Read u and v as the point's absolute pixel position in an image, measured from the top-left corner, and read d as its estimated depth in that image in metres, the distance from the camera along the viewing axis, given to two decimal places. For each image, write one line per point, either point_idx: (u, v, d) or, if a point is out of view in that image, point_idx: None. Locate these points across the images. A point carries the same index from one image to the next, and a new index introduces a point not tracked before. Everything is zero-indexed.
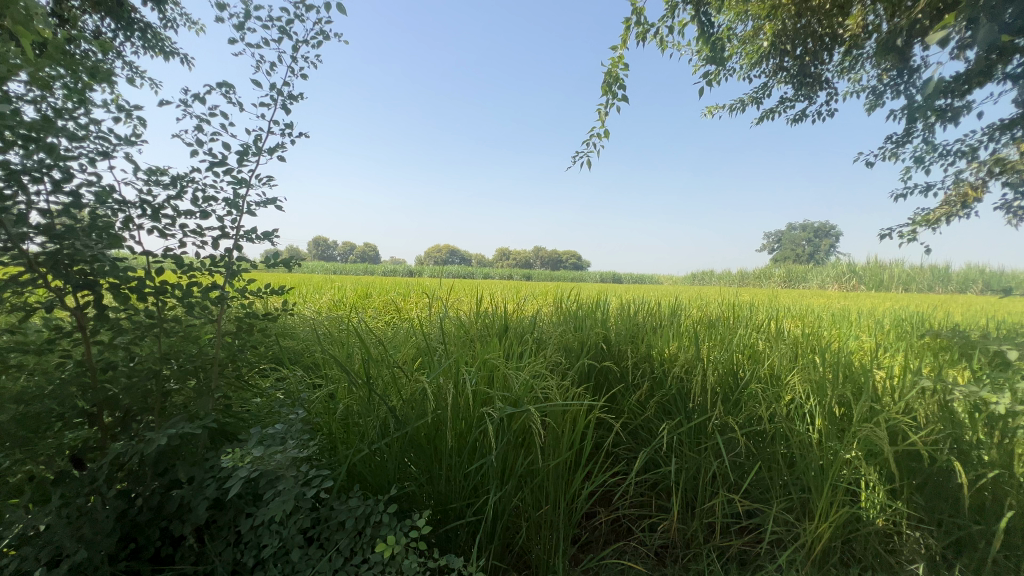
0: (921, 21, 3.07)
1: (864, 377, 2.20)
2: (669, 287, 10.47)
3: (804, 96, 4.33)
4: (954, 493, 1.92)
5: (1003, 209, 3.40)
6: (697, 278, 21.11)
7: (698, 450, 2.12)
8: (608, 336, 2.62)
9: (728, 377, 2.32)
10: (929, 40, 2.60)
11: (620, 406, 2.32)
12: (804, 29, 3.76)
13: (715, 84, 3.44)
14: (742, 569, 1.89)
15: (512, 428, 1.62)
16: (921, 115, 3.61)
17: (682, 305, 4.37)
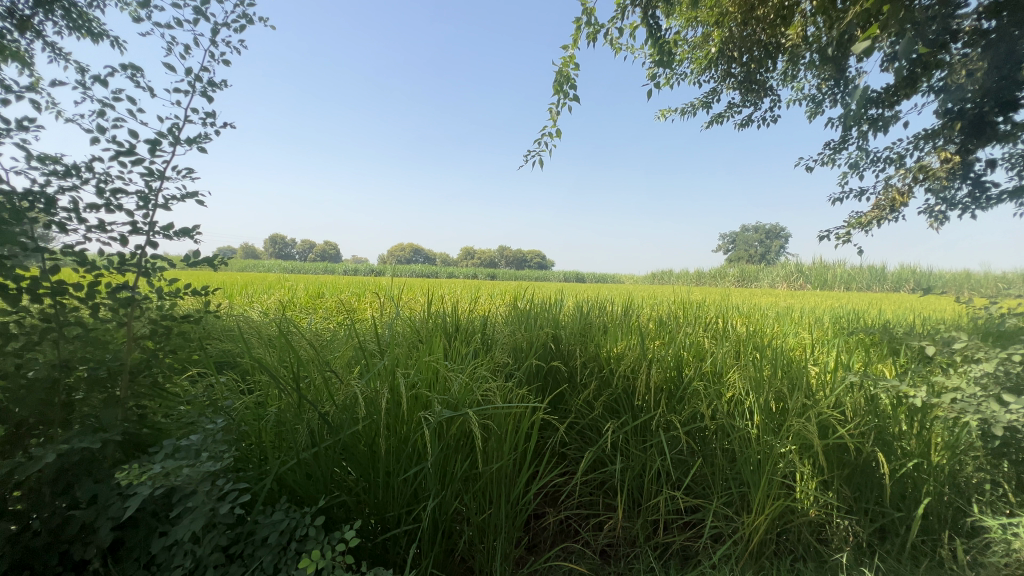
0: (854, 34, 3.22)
1: (798, 373, 2.28)
2: (630, 287, 10.73)
3: (752, 102, 4.52)
4: (879, 482, 2.02)
5: (927, 213, 3.64)
6: (655, 277, 21.67)
7: (644, 448, 2.15)
8: (557, 336, 2.60)
9: (673, 375, 2.35)
10: (855, 48, 2.66)
11: (567, 406, 2.31)
12: (749, 38, 3.87)
13: (665, 87, 3.50)
14: (684, 564, 1.93)
15: (451, 432, 1.59)
16: (855, 123, 3.81)
17: (635, 304, 4.43)
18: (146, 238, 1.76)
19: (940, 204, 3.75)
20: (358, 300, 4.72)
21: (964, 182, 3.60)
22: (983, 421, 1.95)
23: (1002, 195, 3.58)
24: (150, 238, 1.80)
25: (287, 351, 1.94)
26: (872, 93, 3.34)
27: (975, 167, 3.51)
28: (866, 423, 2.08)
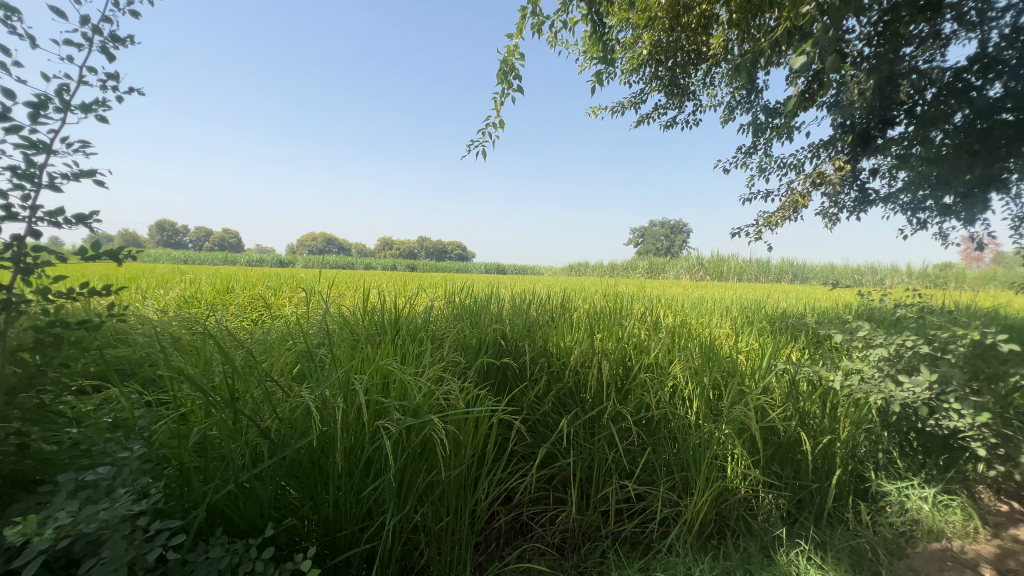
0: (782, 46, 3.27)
1: (732, 362, 2.44)
2: (551, 279, 10.97)
3: (674, 104, 4.79)
4: (797, 459, 2.22)
5: (823, 215, 4.10)
6: (575, 267, 22.48)
7: (593, 441, 2.17)
8: (504, 331, 2.55)
9: (620, 368, 2.40)
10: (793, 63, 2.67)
11: (518, 402, 2.28)
12: (674, 44, 4.07)
13: (603, 84, 3.57)
14: (635, 550, 2.01)
15: (412, 441, 1.50)
16: (764, 131, 4.18)
17: (568, 295, 4.52)
18: (25, 225, 1.41)
19: (831, 207, 4.26)
20: (276, 294, 4.31)
21: (852, 188, 4.12)
22: (883, 399, 2.25)
23: (878, 201, 4.15)
24: (31, 225, 1.45)
25: (210, 357, 1.69)
26: (797, 106, 3.57)
27: (860, 175, 4.02)
28: (790, 406, 2.29)
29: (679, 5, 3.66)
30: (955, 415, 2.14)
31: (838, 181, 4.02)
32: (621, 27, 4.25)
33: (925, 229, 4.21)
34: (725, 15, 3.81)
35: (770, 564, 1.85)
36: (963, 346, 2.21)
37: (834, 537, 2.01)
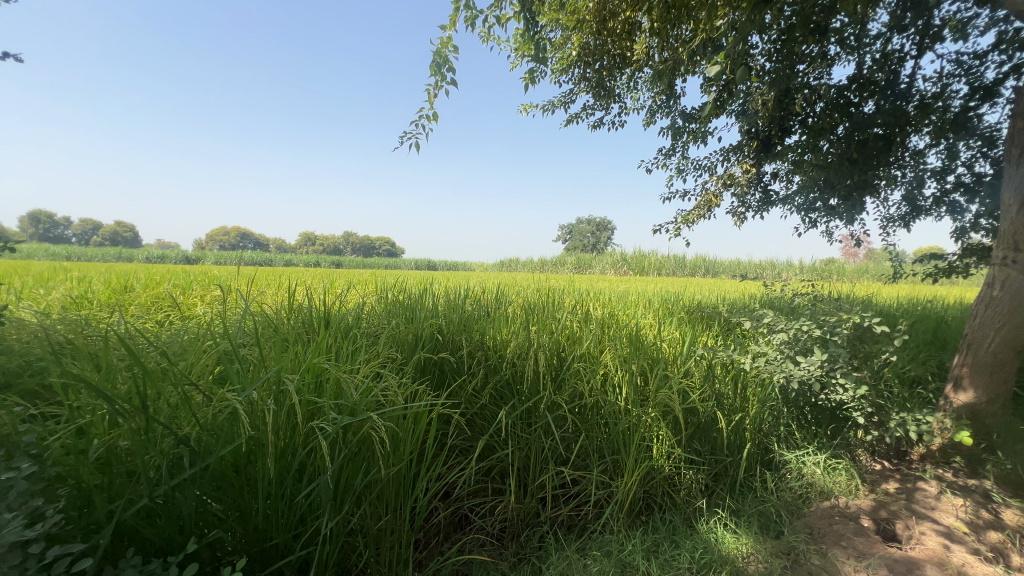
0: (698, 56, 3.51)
1: (657, 349, 2.61)
2: (483, 275, 10.95)
3: (601, 105, 4.99)
4: (715, 437, 2.43)
5: (733, 214, 4.49)
6: (506, 263, 22.71)
7: (530, 430, 2.22)
8: (440, 326, 2.52)
9: (555, 359, 2.46)
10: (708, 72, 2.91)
11: (456, 396, 2.28)
12: (600, 48, 4.20)
13: (535, 81, 3.64)
14: (571, 533, 2.10)
15: (349, 440, 1.46)
16: (682, 135, 4.47)
17: (502, 291, 4.57)
18: None
19: (740, 206, 4.67)
20: (185, 293, 3.93)
21: (756, 189, 4.54)
22: (784, 378, 2.53)
23: (777, 202, 4.61)
24: None
25: (110, 360, 1.51)
26: (710, 112, 3.86)
27: (763, 178, 4.45)
28: (708, 388, 2.49)
29: (605, 11, 3.76)
30: (841, 389, 2.46)
31: (745, 183, 4.42)
32: (552, 27, 4.37)
33: (815, 228, 4.75)
34: (647, 23, 4.02)
35: (693, 533, 2.02)
36: (846, 329, 2.54)
37: (745, 504, 2.24)
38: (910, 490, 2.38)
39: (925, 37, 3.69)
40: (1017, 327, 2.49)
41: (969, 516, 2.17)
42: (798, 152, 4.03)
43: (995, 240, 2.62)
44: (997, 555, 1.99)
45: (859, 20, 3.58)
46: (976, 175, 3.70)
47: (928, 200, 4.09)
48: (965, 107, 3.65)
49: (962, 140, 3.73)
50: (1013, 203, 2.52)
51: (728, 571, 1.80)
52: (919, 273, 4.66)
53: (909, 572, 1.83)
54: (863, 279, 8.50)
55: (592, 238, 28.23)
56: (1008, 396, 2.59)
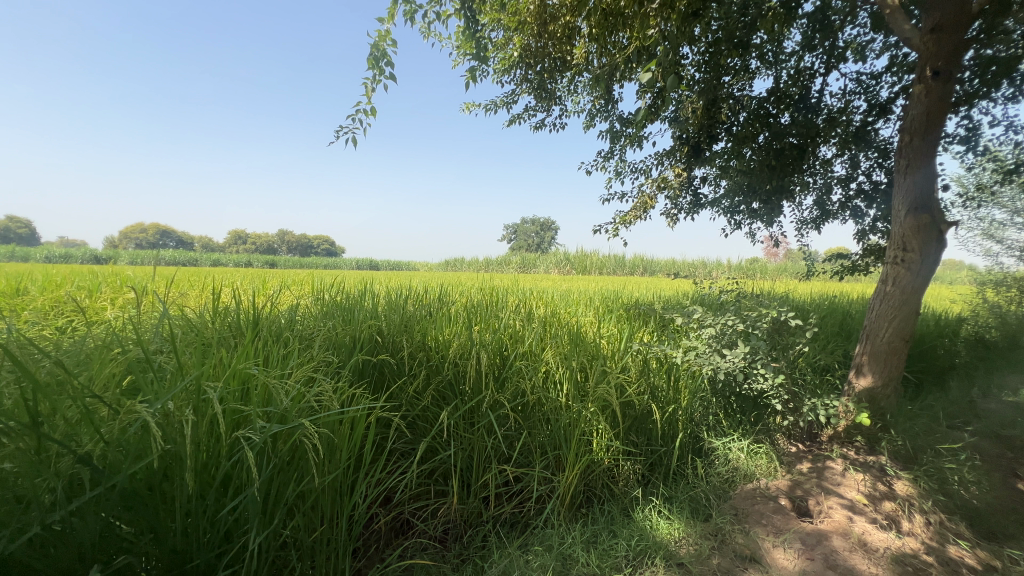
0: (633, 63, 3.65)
1: (596, 345, 2.69)
2: (426, 275, 10.76)
3: (543, 106, 5.07)
4: (651, 428, 2.55)
5: (666, 215, 4.71)
6: (450, 263, 22.48)
7: (473, 430, 2.21)
8: (380, 326, 2.45)
9: (498, 358, 2.45)
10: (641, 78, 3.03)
11: (396, 399, 2.22)
12: (542, 50, 4.24)
13: (477, 80, 3.63)
14: (514, 529, 2.13)
15: (279, 450, 1.39)
16: (619, 138, 4.64)
17: (445, 291, 4.52)
18: None
19: (673, 208, 4.91)
20: (91, 296, 3.56)
21: (688, 192, 4.80)
22: (712, 369, 2.69)
23: (706, 205, 4.90)
24: None
25: None
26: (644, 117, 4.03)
27: (693, 182, 4.70)
28: (643, 382, 2.60)
29: (545, 14, 3.82)
30: (761, 378, 2.66)
31: (677, 186, 4.65)
32: (494, 26, 4.37)
33: (740, 229, 5.09)
34: (585, 28, 4.11)
35: (629, 522, 2.11)
36: (765, 323, 2.75)
37: (678, 491, 2.37)
38: (820, 469, 2.61)
39: (831, 57, 4.07)
40: (906, 319, 2.81)
41: (868, 489, 2.43)
42: (724, 158, 4.30)
43: (887, 241, 2.94)
44: (890, 522, 2.24)
45: (776, 38, 3.88)
46: (873, 183, 4.13)
47: (835, 205, 4.51)
48: (864, 122, 4.06)
49: (862, 152, 4.16)
50: (902, 208, 2.84)
51: (661, 556, 1.90)
52: (828, 271, 5.12)
53: (819, 543, 2.02)
54: (780, 277, 9.25)
55: (535, 238, 28.65)
56: (899, 380, 2.92)
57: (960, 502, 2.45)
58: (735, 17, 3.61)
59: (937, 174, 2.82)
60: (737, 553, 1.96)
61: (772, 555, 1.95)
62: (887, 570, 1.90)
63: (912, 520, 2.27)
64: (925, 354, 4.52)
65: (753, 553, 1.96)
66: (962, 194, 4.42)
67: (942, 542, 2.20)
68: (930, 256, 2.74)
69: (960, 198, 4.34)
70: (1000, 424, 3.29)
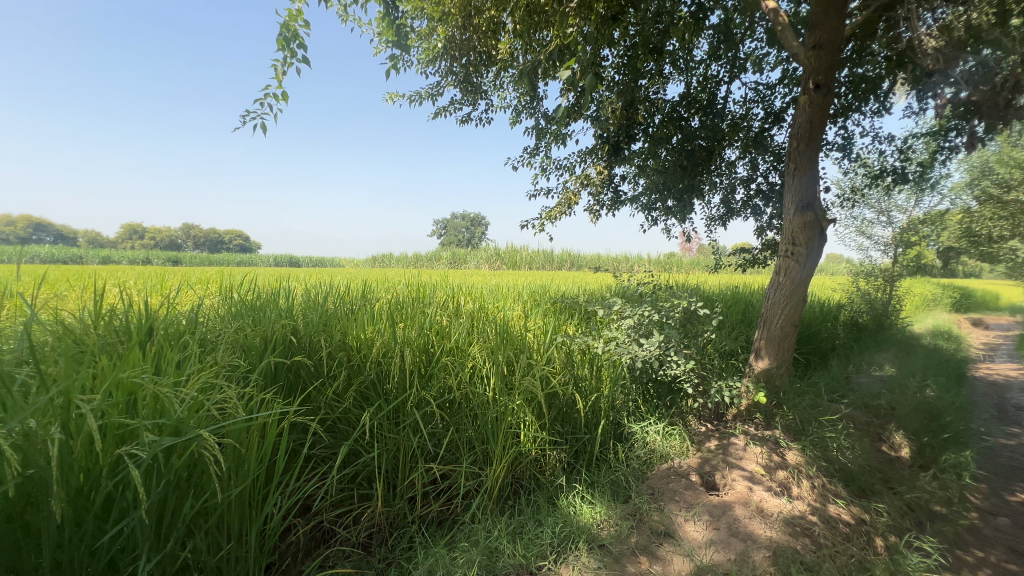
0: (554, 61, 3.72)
1: (522, 339, 2.71)
2: (350, 272, 10.30)
3: (469, 100, 5.03)
4: (576, 418, 2.63)
5: (589, 210, 4.88)
6: (377, 259, 21.71)
7: (398, 430, 2.16)
8: (295, 326, 2.30)
9: (423, 354, 2.40)
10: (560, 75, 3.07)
11: (314, 403, 2.11)
12: (467, 43, 4.20)
13: (399, 70, 3.51)
14: (441, 527, 2.11)
15: (173, 465, 1.26)
16: (544, 135, 4.72)
17: (368, 287, 4.34)
18: None
19: (595, 204, 5.09)
20: None
21: (609, 190, 4.99)
22: (631, 358, 2.83)
23: (626, 202, 5.13)
24: None
25: None
26: (566, 115, 4.12)
27: (614, 179, 4.90)
28: (568, 372, 2.68)
29: (469, 7, 3.79)
30: (675, 364, 2.84)
31: (599, 183, 4.82)
32: (417, 15, 4.24)
33: (657, 225, 5.41)
34: (510, 24, 4.12)
35: (554, 510, 2.17)
36: (677, 313, 2.96)
37: (600, 476, 2.47)
38: (725, 445, 2.85)
39: (733, 67, 4.42)
40: (795, 306, 3.14)
41: (765, 461, 2.68)
42: (642, 158, 4.52)
43: (780, 236, 3.25)
44: (783, 489, 2.50)
45: (686, 46, 4.14)
46: (769, 184, 4.56)
47: (738, 203, 4.93)
48: (761, 129, 4.47)
49: (760, 155, 4.57)
50: (792, 207, 3.15)
51: (584, 539, 1.97)
52: (732, 264, 5.60)
53: (724, 513, 2.20)
54: (692, 270, 9.97)
55: (466, 234, 28.50)
56: (790, 361, 3.27)
57: (838, 466, 2.79)
58: (650, 24, 3.81)
59: (820, 177, 3.16)
60: (653, 530, 2.08)
61: (683, 528, 2.10)
62: (780, 532, 2.12)
63: (799, 485, 2.55)
64: (812, 338, 5.09)
65: (667, 528, 2.10)
66: (841, 195, 5.01)
67: (824, 502, 2.49)
68: (814, 250, 3.08)
69: (839, 199, 4.92)
70: (869, 395, 3.80)
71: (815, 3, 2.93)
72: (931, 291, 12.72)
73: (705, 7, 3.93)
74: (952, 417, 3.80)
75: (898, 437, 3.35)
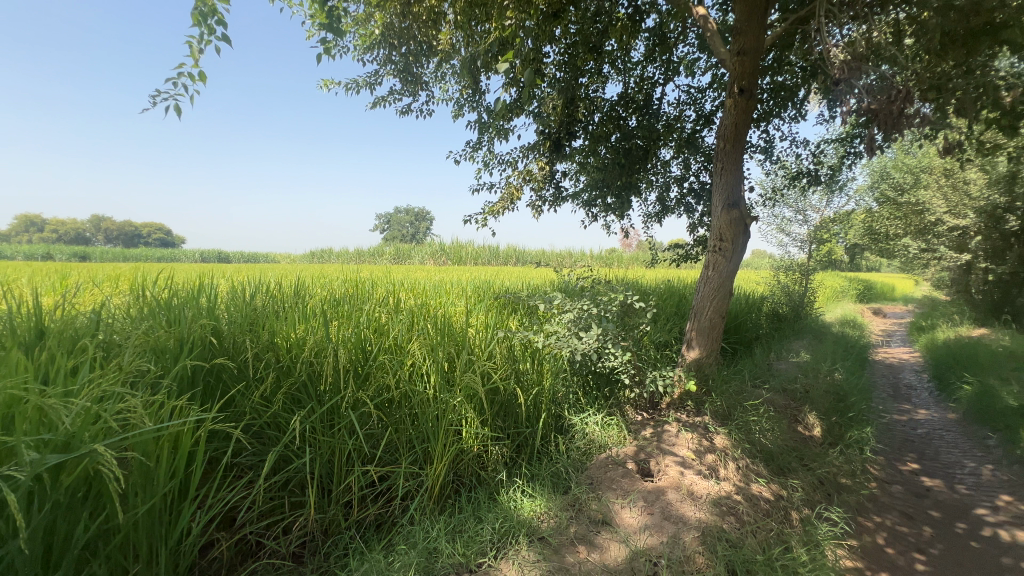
0: (495, 54, 3.69)
1: (463, 335, 2.68)
2: (284, 267, 9.72)
3: (409, 91, 4.89)
4: (517, 412, 2.65)
5: (532, 206, 4.91)
6: (315, 254, 20.77)
7: (332, 432, 2.06)
8: (216, 326, 2.13)
9: (359, 353, 2.30)
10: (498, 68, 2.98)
11: (238, 408, 1.97)
12: (406, 31, 4.07)
13: (333, 56, 3.33)
14: (378, 531, 2.04)
15: (62, 484, 1.13)
16: (487, 129, 4.68)
17: (302, 284, 4.11)
18: None
19: (538, 200, 5.12)
20: None
21: (551, 186, 5.05)
22: (570, 351, 2.88)
23: (568, 198, 5.21)
24: None
25: None
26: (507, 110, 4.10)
27: (556, 175, 4.96)
28: (509, 367, 2.68)
29: None
30: (613, 356, 2.92)
31: (541, 179, 4.85)
32: None
33: (597, 222, 5.54)
34: (451, 15, 4.05)
35: (494, 505, 2.17)
36: (614, 307, 3.04)
37: (540, 469, 2.50)
38: (659, 432, 2.97)
39: (668, 69, 4.59)
40: (723, 299, 3.32)
41: (696, 445, 2.83)
42: (583, 155, 4.61)
43: (709, 232, 3.43)
44: (711, 471, 2.65)
45: (623, 47, 4.25)
46: (700, 183, 4.80)
47: (673, 201, 5.15)
48: (693, 130, 4.70)
49: (692, 155, 4.80)
50: (720, 205, 3.33)
51: (524, 533, 1.98)
52: (667, 259, 5.85)
53: (657, 499, 2.30)
54: (632, 266, 10.34)
55: (410, 229, 27.91)
56: (718, 350, 3.46)
57: (759, 447, 3.00)
58: (589, 23, 3.88)
59: (744, 177, 3.36)
60: (591, 519, 2.13)
61: (620, 515, 2.17)
62: (708, 513, 2.24)
63: (726, 468, 2.70)
64: (739, 328, 5.43)
65: (605, 516, 2.16)
66: (764, 195, 5.36)
67: (748, 482, 2.67)
68: (739, 246, 3.28)
69: (762, 198, 5.27)
70: (787, 380, 4.11)
71: (740, 12, 3.10)
72: (840, 283, 14.04)
73: (641, 10, 4.05)
74: (856, 397, 4.20)
75: (812, 418, 3.65)
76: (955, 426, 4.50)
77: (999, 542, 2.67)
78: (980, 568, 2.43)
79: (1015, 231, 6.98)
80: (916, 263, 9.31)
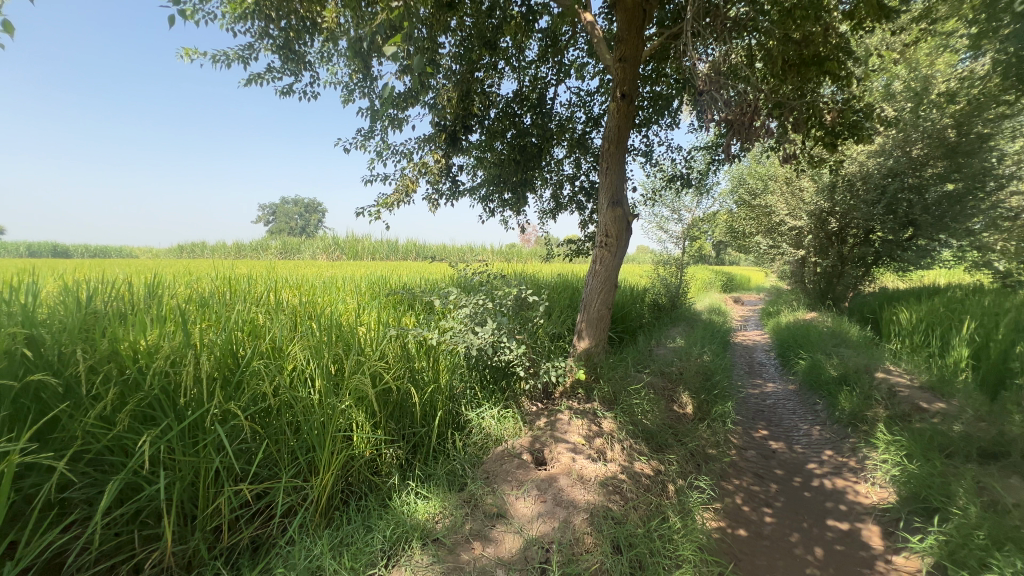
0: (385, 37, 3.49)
1: (352, 334, 2.52)
2: (139, 263, 8.34)
3: (290, 70, 4.45)
4: (411, 412, 2.57)
5: (428, 199, 4.79)
6: (183, 248, 18.27)
7: (194, 451, 1.80)
8: (32, 335, 1.73)
9: (228, 359, 2.04)
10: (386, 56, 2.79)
11: (66, 433, 1.63)
12: (285, 4, 3.70)
13: (192, 22, 2.89)
14: (254, 556, 1.85)
15: None
16: (380, 118, 4.44)
17: (159, 281, 3.56)
18: None
19: (434, 193, 5.02)
20: None
21: (448, 179, 4.97)
22: (466, 347, 2.85)
23: (465, 192, 5.18)
24: None
25: None
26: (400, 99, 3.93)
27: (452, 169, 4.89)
28: (402, 366, 2.59)
29: None
30: (508, 350, 2.94)
31: (437, 172, 4.75)
32: None
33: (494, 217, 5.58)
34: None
35: (386, 512, 2.08)
36: (509, 301, 3.08)
37: (436, 469, 2.47)
38: (553, 421, 3.08)
39: (560, 71, 4.76)
40: (609, 291, 3.54)
41: (586, 431, 2.98)
42: (480, 150, 4.61)
43: (597, 228, 3.63)
44: (599, 454, 2.81)
45: (517, 45, 4.31)
46: (589, 183, 5.08)
47: (565, 198, 5.37)
48: (583, 132, 4.94)
49: (582, 155, 5.05)
50: (606, 203, 3.54)
51: (418, 537, 1.93)
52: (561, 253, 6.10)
53: (550, 486, 2.38)
54: (531, 260, 10.64)
55: (297, 221, 25.79)
56: (605, 340, 3.69)
57: (642, 427, 3.26)
58: (484, 17, 3.84)
59: (626, 177, 3.61)
60: (486, 514, 2.14)
61: (514, 506, 2.21)
62: (596, 494, 2.37)
63: (612, 449, 2.89)
64: (624, 318, 5.86)
65: (500, 509, 2.18)
66: (645, 195, 5.83)
67: (631, 460, 2.88)
68: (622, 242, 3.52)
69: (644, 198, 5.73)
70: (665, 364, 4.52)
71: (621, 21, 3.30)
72: (707, 276, 15.90)
73: (534, 10, 4.13)
74: (720, 376, 4.77)
75: (685, 397, 4.06)
76: (793, 395, 5.33)
77: (824, 490, 3.21)
78: (810, 513, 2.91)
79: (835, 231, 8.61)
80: (765, 257, 10.85)
